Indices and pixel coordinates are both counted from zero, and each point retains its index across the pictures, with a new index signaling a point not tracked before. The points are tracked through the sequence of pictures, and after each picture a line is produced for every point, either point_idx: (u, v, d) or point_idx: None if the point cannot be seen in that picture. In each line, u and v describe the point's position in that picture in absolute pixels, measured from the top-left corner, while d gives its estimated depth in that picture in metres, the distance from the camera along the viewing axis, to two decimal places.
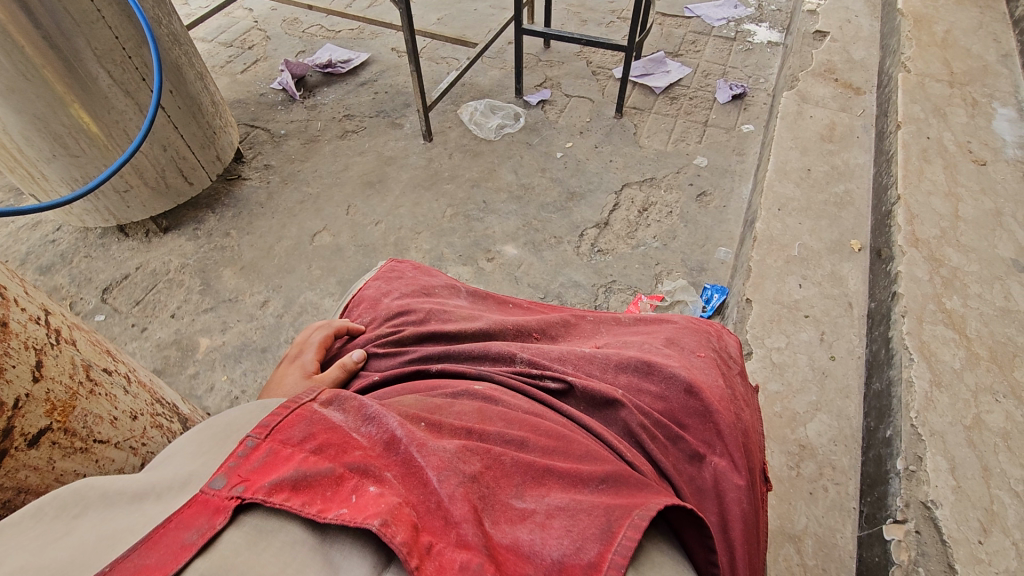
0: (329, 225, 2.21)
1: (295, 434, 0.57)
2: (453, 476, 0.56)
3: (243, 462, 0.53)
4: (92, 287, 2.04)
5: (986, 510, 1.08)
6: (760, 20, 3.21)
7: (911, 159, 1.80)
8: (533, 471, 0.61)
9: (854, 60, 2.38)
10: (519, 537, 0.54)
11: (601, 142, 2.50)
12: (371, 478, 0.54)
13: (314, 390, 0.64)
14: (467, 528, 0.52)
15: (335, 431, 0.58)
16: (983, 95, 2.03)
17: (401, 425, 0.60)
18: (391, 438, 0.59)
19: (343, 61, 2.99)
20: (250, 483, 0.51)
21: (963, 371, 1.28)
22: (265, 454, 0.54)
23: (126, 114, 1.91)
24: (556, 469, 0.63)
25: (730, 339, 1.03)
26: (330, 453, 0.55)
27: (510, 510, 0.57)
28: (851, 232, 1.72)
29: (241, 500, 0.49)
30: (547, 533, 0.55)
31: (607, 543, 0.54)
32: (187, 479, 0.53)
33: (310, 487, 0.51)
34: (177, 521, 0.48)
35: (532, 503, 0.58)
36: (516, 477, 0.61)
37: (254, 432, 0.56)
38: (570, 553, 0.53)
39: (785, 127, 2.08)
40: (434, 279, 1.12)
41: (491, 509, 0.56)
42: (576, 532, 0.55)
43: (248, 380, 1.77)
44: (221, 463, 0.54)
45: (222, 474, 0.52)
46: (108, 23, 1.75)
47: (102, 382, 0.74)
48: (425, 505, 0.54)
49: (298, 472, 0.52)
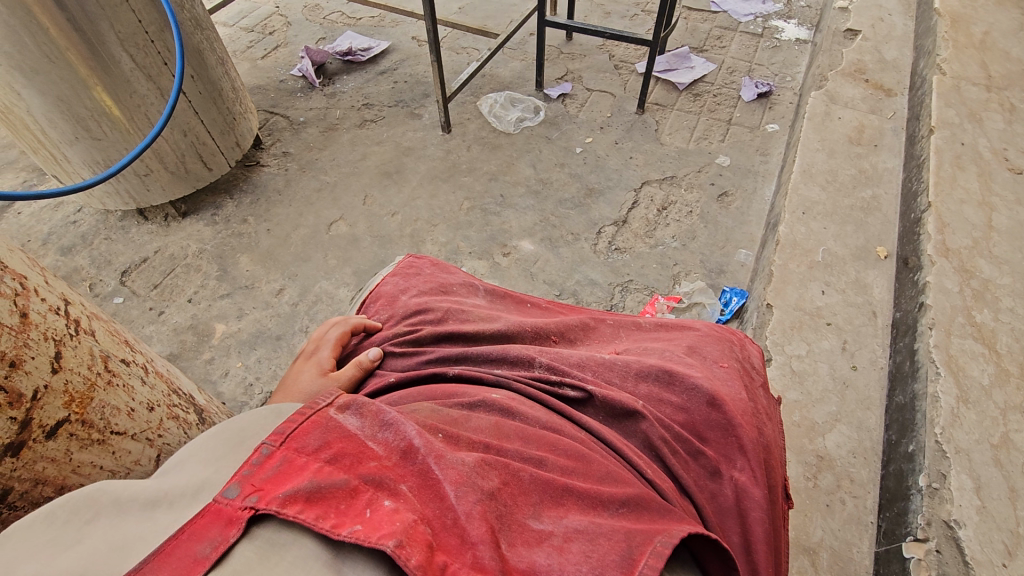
0: (345, 215, 2.20)
1: (311, 442, 0.56)
2: (471, 492, 0.55)
3: (258, 471, 0.53)
4: (111, 270, 2.05)
5: (1011, 532, 1.05)
6: (789, 16, 3.13)
7: (943, 165, 1.75)
8: (552, 490, 0.60)
9: (886, 60, 2.31)
10: (535, 561, 0.53)
11: (622, 138, 2.46)
12: (386, 492, 0.53)
13: (331, 393, 0.63)
14: (483, 550, 0.51)
15: (352, 440, 0.58)
16: (1021, 100, 1.96)
17: (419, 434, 0.60)
18: (408, 447, 0.59)
19: (363, 48, 2.97)
20: (263, 494, 0.50)
21: (992, 388, 1.24)
22: (279, 463, 0.54)
23: (147, 99, 1.91)
24: (575, 488, 0.61)
25: (753, 348, 1.01)
26: (346, 463, 0.55)
27: (528, 531, 0.56)
28: (877, 238, 1.67)
29: (255, 511, 0.48)
30: (565, 558, 0.54)
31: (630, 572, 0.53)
32: (200, 487, 0.53)
33: (324, 499, 0.50)
34: (189, 532, 0.47)
35: (550, 524, 0.57)
36: (534, 495, 0.60)
37: (269, 440, 0.55)
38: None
39: (812, 129, 2.03)
40: (452, 277, 1.10)
41: (508, 530, 0.55)
42: (595, 558, 0.54)
43: (262, 367, 1.78)
44: (235, 471, 0.54)
45: (236, 483, 0.51)
46: (132, 7, 1.75)
47: (120, 373, 0.74)
48: (442, 522, 0.53)
49: (313, 483, 0.51)
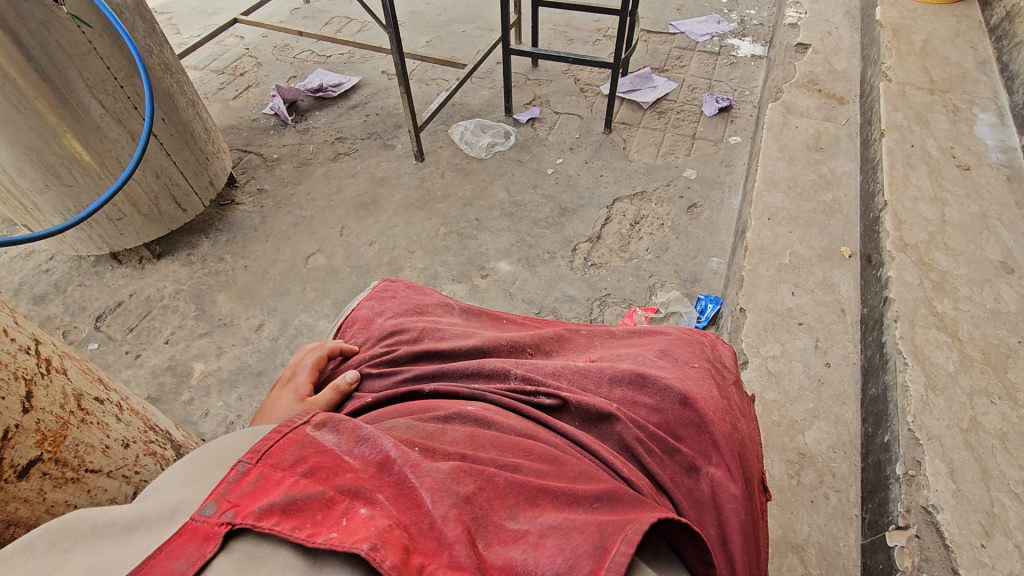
0: (323, 247, 2.21)
1: (286, 457, 0.56)
2: (446, 496, 0.57)
3: (234, 488, 0.53)
4: (85, 316, 2.03)
5: (986, 512, 1.08)
6: (743, 34, 3.28)
7: (895, 165, 1.82)
8: (527, 491, 0.62)
9: (836, 71, 2.43)
10: (512, 557, 0.55)
11: (591, 157, 2.53)
12: (362, 501, 0.55)
13: (307, 412, 0.64)
14: (459, 549, 0.53)
15: (328, 454, 0.59)
16: (963, 102, 2.06)
17: (395, 447, 0.62)
18: (384, 459, 0.61)
19: (334, 84, 3.03)
20: (240, 509, 0.50)
21: (957, 374, 1.29)
22: (255, 479, 0.54)
23: (118, 143, 1.92)
24: (550, 488, 0.62)
25: (724, 349, 1.04)
26: (321, 476, 0.55)
27: (504, 531, 0.58)
28: (840, 239, 1.75)
29: (231, 526, 0.49)
30: (541, 552, 0.56)
31: (601, 560, 0.54)
32: (176, 507, 0.52)
33: (301, 511, 0.51)
34: (167, 551, 0.47)
35: (526, 523, 0.59)
36: (510, 498, 0.61)
37: (245, 457, 0.55)
38: (564, 572, 0.54)
39: (771, 138, 2.12)
40: (427, 298, 1.12)
41: (485, 531, 0.57)
42: (569, 549, 0.55)
43: (244, 405, 1.76)
44: (211, 490, 0.54)
45: (212, 501, 0.51)
46: (100, 54, 1.78)
47: (94, 411, 0.74)
48: (419, 527, 0.55)
49: (289, 496, 0.52)
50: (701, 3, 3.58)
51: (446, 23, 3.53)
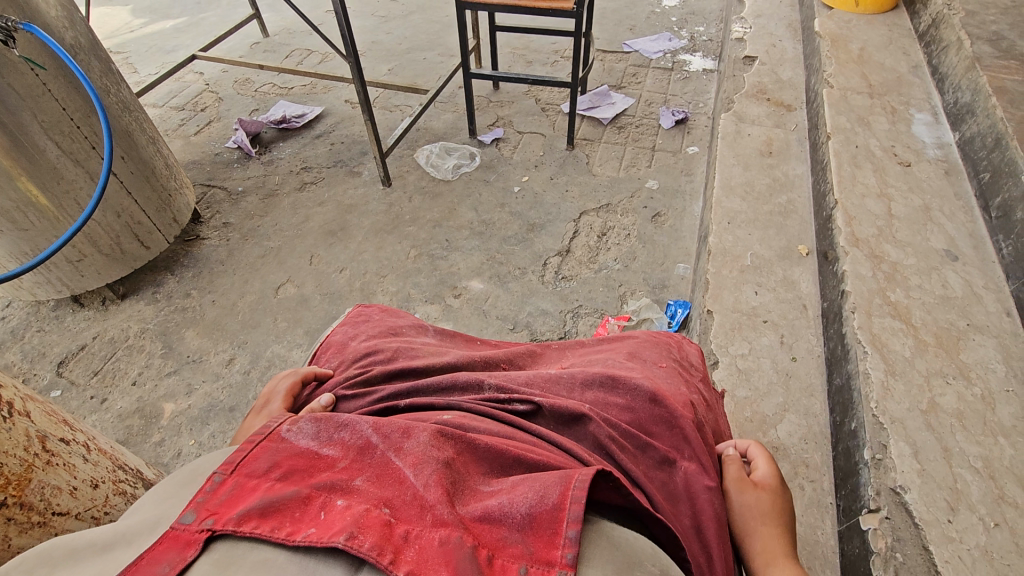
0: (292, 277, 2.20)
1: (260, 465, 0.57)
2: (427, 467, 0.58)
3: (211, 496, 0.54)
4: (46, 362, 1.96)
5: (951, 489, 1.11)
6: (694, 50, 3.42)
7: (843, 165, 1.91)
8: (502, 461, 0.65)
9: (783, 80, 2.56)
10: (489, 505, 0.57)
11: (556, 173, 2.59)
12: (339, 492, 0.55)
13: (277, 419, 0.65)
14: (442, 508, 0.54)
15: (302, 456, 0.60)
16: (900, 103, 2.18)
17: (373, 430, 0.62)
18: (365, 443, 0.61)
19: (297, 115, 3.03)
20: (219, 516, 0.51)
21: (914, 358, 1.34)
22: (232, 487, 0.55)
23: (76, 183, 1.89)
24: (525, 460, 0.66)
25: (691, 349, 1.08)
26: (296, 478, 0.56)
27: (479, 492, 0.60)
28: (797, 238, 1.82)
29: (212, 532, 0.50)
30: (514, 494, 0.58)
31: (566, 483, 0.58)
32: (155, 521, 0.52)
33: (279, 511, 0.52)
34: (147, 558, 0.48)
35: (498, 485, 0.62)
36: (484, 467, 0.64)
37: (220, 468, 0.56)
38: (536, 504, 0.56)
39: (726, 146, 2.20)
40: (400, 320, 1.13)
41: (462, 494, 0.59)
42: (538, 483, 0.58)
43: (217, 442, 1.71)
44: (188, 501, 0.55)
45: (191, 509, 0.52)
46: (54, 95, 1.76)
47: (60, 453, 0.73)
48: (402, 498, 0.55)
49: (265, 499, 0.53)
50: (652, 22, 3.72)
51: (407, 50, 3.59)
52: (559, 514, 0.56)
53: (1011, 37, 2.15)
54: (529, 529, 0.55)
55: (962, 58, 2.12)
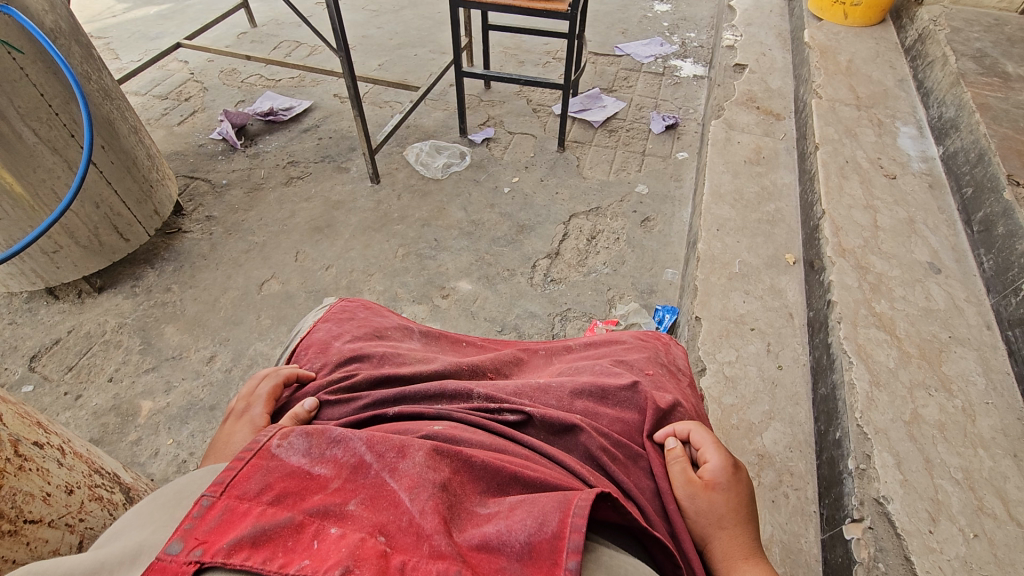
0: (277, 273, 2.16)
1: (252, 486, 0.56)
2: (424, 491, 0.58)
3: (200, 523, 0.52)
4: (18, 356, 1.90)
5: (932, 500, 1.13)
6: (685, 56, 3.44)
7: (830, 176, 1.93)
8: (498, 479, 0.65)
9: (772, 89, 2.59)
10: (486, 533, 0.57)
11: (546, 175, 2.58)
12: (333, 518, 0.54)
13: (268, 432, 0.63)
14: (439, 538, 0.54)
15: (295, 477, 0.58)
16: (887, 116, 2.21)
17: (368, 448, 0.62)
18: (358, 462, 0.61)
19: (284, 108, 2.98)
20: (208, 545, 0.50)
21: (898, 369, 1.36)
22: (221, 512, 0.53)
23: (53, 172, 1.83)
24: (521, 478, 0.66)
25: (678, 351, 1.10)
26: (289, 501, 0.55)
27: (476, 515, 0.60)
28: (784, 247, 1.84)
29: (200, 564, 0.48)
30: (512, 520, 0.58)
31: (566, 510, 0.58)
32: (138, 551, 0.51)
33: (271, 541, 0.51)
34: None
35: (495, 506, 0.62)
36: (481, 484, 0.64)
37: (208, 490, 0.54)
38: (536, 532, 0.56)
39: (716, 153, 2.21)
40: (385, 321, 1.11)
41: (459, 517, 0.59)
42: (537, 511, 0.58)
43: (196, 441, 1.67)
44: (175, 528, 0.53)
45: (178, 538, 0.50)
46: (32, 81, 1.70)
47: (33, 457, 0.71)
48: (397, 524, 0.55)
49: (257, 527, 0.51)
50: (644, 27, 3.74)
51: (398, 46, 3.56)
52: (559, 543, 0.55)
53: (994, 55, 2.21)
54: (527, 558, 0.55)
55: (947, 74, 2.16)
